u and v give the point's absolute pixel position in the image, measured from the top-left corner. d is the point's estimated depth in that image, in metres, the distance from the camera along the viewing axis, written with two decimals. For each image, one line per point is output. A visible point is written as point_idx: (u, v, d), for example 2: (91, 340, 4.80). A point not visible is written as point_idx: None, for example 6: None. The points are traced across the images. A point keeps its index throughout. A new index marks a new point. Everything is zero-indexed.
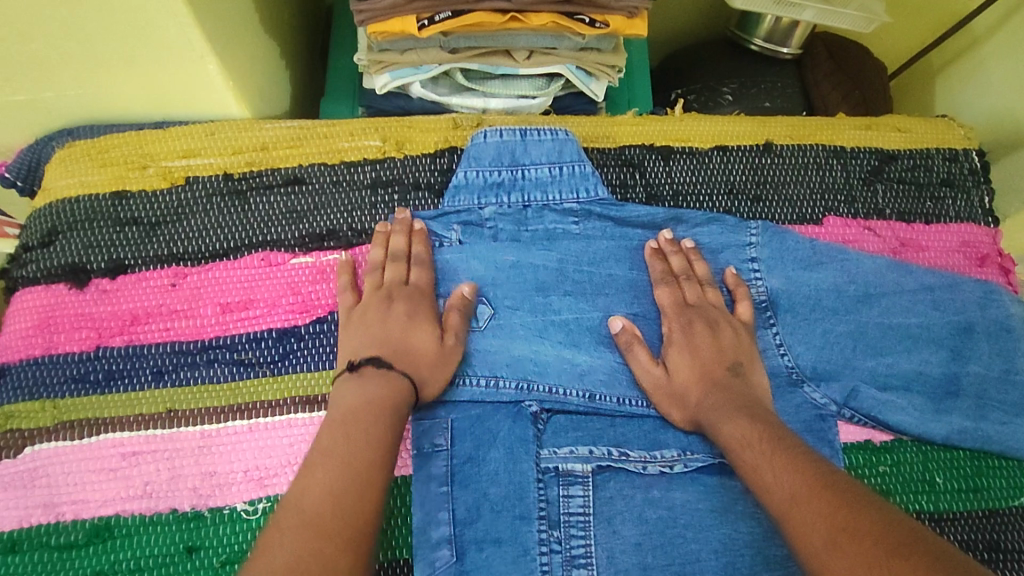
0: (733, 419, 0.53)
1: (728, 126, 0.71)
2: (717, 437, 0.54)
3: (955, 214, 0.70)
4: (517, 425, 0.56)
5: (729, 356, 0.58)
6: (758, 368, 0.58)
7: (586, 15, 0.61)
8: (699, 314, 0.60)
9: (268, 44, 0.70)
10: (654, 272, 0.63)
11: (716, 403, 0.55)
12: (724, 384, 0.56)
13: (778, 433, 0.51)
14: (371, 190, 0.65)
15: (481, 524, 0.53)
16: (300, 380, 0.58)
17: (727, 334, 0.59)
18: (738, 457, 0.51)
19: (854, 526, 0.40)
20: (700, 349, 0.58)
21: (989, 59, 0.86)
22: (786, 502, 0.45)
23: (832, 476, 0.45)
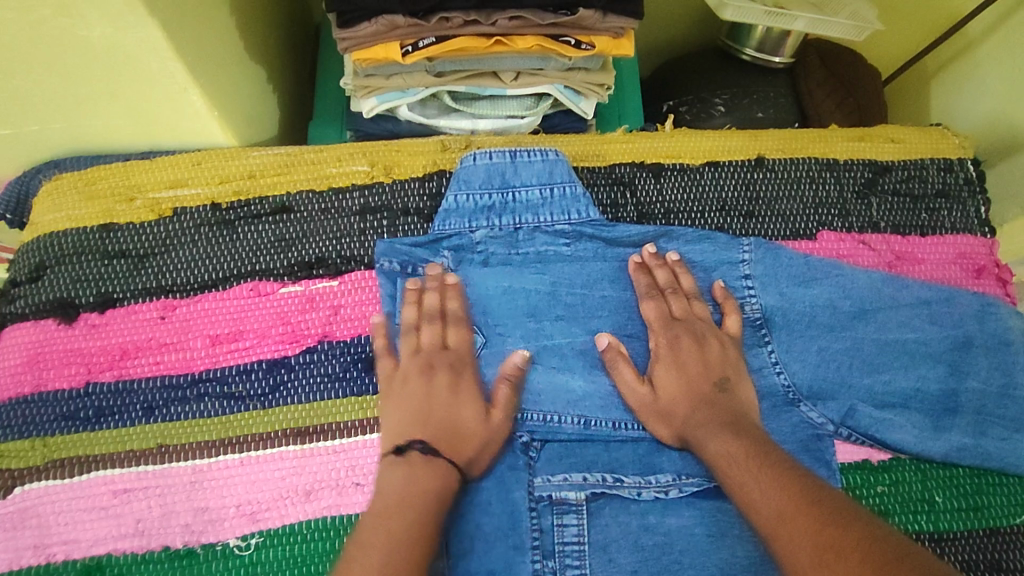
0: (722, 440, 0.52)
1: (720, 141, 0.71)
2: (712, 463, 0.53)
3: (951, 225, 0.69)
4: (510, 454, 0.56)
5: (715, 371, 0.57)
6: (745, 382, 0.58)
7: (572, 37, 0.60)
8: (685, 329, 0.59)
9: (254, 69, 0.69)
10: (639, 287, 0.62)
11: (709, 425, 0.54)
12: (711, 400, 0.56)
13: (771, 457, 0.50)
14: (360, 216, 0.65)
15: (475, 556, 0.53)
16: (291, 412, 0.58)
17: (714, 349, 0.59)
18: (724, 475, 0.51)
19: (838, 543, 0.41)
20: (687, 365, 0.58)
21: (984, 64, 0.85)
22: (773, 521, 0.45)
23: (816, 493, 0.45)
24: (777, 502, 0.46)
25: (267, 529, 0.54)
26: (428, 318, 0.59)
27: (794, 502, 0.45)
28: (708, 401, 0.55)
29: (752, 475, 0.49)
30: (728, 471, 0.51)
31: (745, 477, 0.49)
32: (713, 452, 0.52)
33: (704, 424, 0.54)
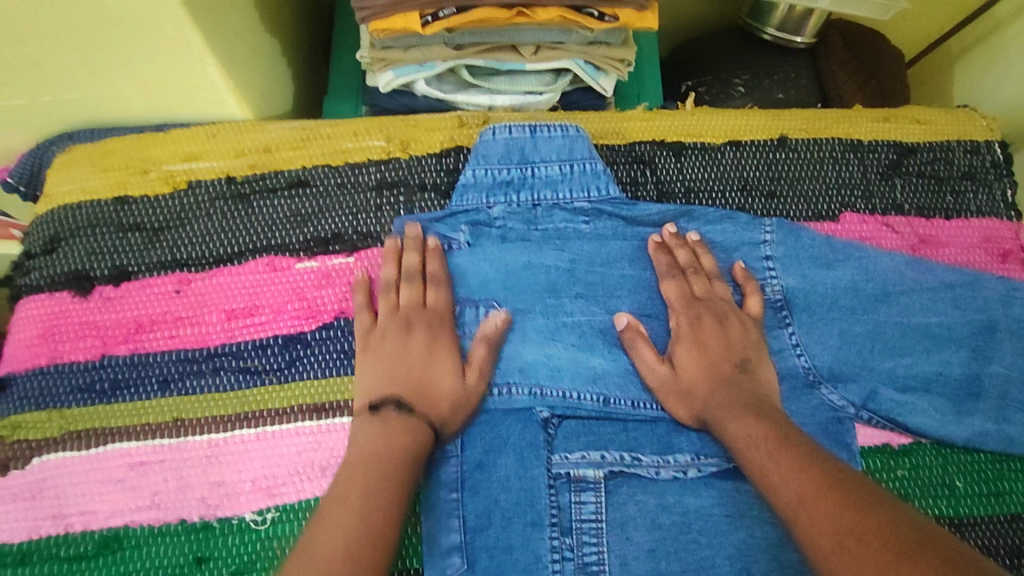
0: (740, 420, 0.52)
1: (742, 120, 0.69)
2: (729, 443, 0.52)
3: (977, 208, 0.68)
4: (527, 431, 0.55)
5: (737, 352, 0.57)
6: (766, 363, 0.57)
7: (596, 9, 0.59)
8: (708, 310, 0.59)
9: (269, 42, 0.68)
10: (659, 266, 0.61)
11: (730, 404, 0.53)
12: (732, 382, 0.55)
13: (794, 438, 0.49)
14: (376, 192, 0.64)
15: (492, 531, 0.53)
16: (307, 387, 0.57)
17: (735, 329, 0.58)
18: (745, 457, 0.50)
19: (861, 528, 0.40)
20: (708, 346, 0.57)
21: (1011, 46, 0.83)
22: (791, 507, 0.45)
23: (839, 475, 0.45)
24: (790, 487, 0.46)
25: (283, 503, 0.54)
26: (438, 316, 0.58)
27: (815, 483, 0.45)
28: (734, 381, 0.55)
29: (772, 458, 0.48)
30: (749, 455, 0.50)
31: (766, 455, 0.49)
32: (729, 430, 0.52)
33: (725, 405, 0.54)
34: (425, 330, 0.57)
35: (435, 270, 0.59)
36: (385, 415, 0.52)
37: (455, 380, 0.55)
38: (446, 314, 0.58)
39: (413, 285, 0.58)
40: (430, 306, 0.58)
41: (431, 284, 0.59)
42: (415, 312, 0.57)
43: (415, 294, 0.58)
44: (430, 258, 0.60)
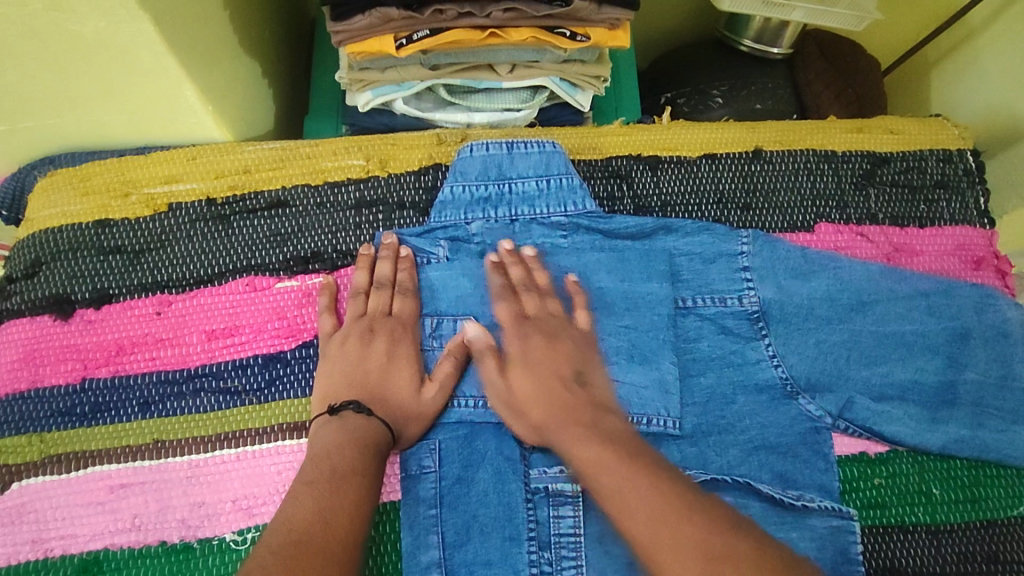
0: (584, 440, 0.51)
1: (717, 133, 0.70)
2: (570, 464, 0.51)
3: (950, 216, 0.68)
4: (505, 445, 0.56)
5: None
6: None
7: (567, 29, 0.59)
8: (536, 327, 0.58)
9: (248, 64, 0.69)
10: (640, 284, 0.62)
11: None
12: None
13: None
14: (355, 210, 0.65)
15: (471, 546, 0.53)
16: (287, 407, 0.58)
17: None
18: None
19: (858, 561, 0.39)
20: None
21: (985, 53, 0.85)
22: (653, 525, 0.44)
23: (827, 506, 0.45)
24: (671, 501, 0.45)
25: (263, 522, 0.54)
26: (403, 326, 0.59)
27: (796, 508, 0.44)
28: None
29: None
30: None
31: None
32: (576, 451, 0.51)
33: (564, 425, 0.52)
34: (387, 338, 0.58)
35: (405, 280, 0.60)
36: (345, 415, 0.53)
37: (412, 387, 0.56)
38: (410, 323, 0.59)
39: (382, 292, 0.60)
40: (395, 312, 0.59)
41: (398, 293, 0.60)
42: (380, 318, 0.59)
43: (381, 299, 0.60)
44: (401, 268, 0.61)
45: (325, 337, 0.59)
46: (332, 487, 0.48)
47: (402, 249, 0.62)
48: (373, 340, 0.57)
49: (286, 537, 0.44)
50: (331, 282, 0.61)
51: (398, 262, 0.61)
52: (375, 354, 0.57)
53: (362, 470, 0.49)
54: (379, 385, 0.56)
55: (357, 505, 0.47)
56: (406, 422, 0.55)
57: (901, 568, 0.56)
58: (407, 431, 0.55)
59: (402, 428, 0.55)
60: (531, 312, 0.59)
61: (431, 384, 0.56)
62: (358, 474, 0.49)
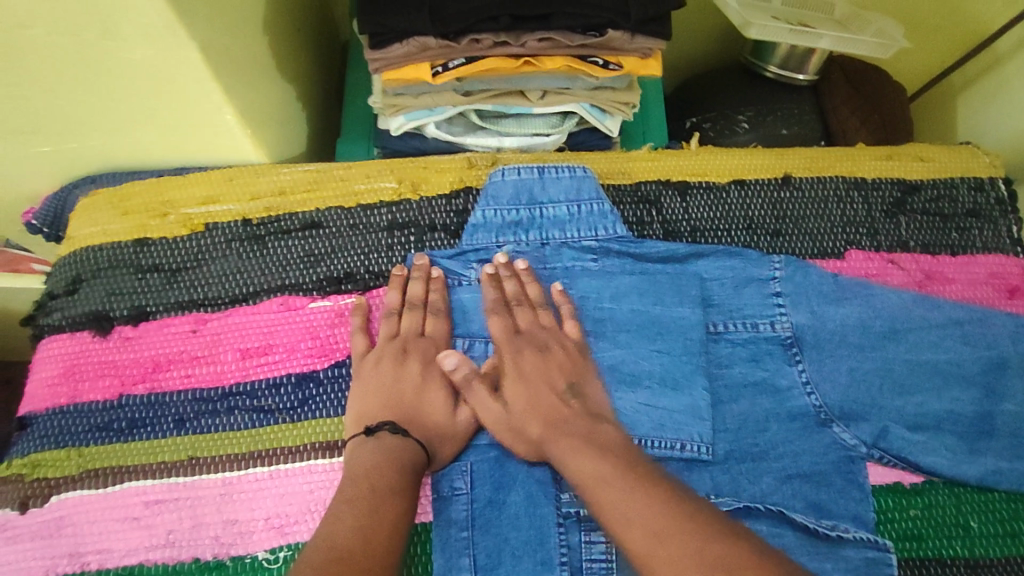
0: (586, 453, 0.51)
1: (746, 159, 0.71)
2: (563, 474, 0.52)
3: (983, 244, 0.68)
4: (536, 468, 0.56)
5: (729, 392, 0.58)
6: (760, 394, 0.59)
7: (599, 58, 0.60)
8: (527, 340, 0.59)
9: (284, 88, 0.71)
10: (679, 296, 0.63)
11: (562, 435, 0.53)
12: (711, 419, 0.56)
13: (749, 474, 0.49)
14: (388, 232, 0.66)
15: (502, 570, 0.53)
16: (320, 426, 0.58)
17: None
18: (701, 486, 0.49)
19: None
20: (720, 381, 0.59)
21: (1014, 79, 0.86)
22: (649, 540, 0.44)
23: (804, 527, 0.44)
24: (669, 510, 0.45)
25: (295, 542, 0.54)
26: (435, 347, 0.60)
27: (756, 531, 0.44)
28: None
29: None
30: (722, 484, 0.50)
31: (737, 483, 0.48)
32: (572, 462, 0.51)
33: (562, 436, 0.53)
34: (419, 358, 0.59)
35: (436, 300, 0.61)
36: (380, 436, 0.53)
37: (445, 406, 0.57)
38: (441, 343, 0.60)
39: (414, 313, 0.61)
40: (428, 333, 0.60)
41: (430, 314, 0.61)
42: (413, 339, 0.60)
43: (413, 320, 0.60)
44: (433, 288, 0.62)
45: (359, 357, 0.60)
46: (369, 505, 0.48)
47: (433, 270, 0.62)
48: (406, 361, 0.58)
49: (328, 555, 0.44)
50: (364, 302, 0.62)
51: (430, 283, 0.62)
52: (407, 375, 0.58)
53: (399, 490, 0.50)
54: (412, 407, 0.56)
55: (394, 524, 0.48)
56: (440, 443, 0.55)
57: None
58: (442, 449, 0.55)
59: (436, 448, 0.55)
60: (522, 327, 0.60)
61: (464, 406, 0.57)
62: (390, 496, 0.49)
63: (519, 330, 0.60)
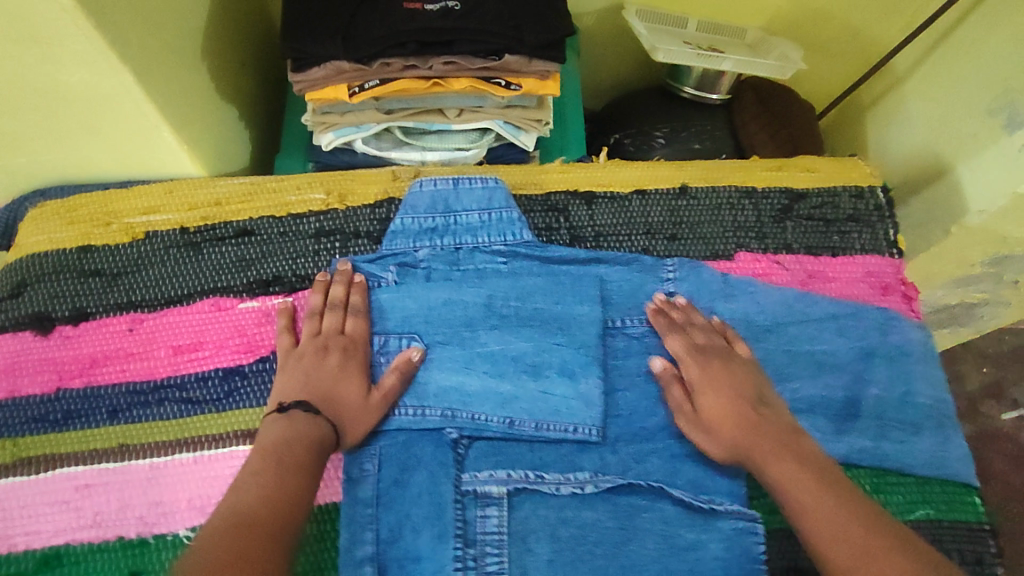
0: (781, 460, 0.56)
1: (648, 171, 0.77)
2: (763, 477, 0.57)
3: (861, 246, 0.74)
4: (438, 450, 0.61)
5: (752, 392, 0.62)
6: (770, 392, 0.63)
7: (502, 79, 0.65)
8: (714, 356, 0.64)
9: (224, 107, 0.77)
10: (660, 327, 0.67)
11: (759, 442, 0.58)
12: (755, 421, 0.60)
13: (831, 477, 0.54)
14: (314, 239, 0.71)
15: (403, 543, 0.58)
16: (244, 415, 0.64)
17: (738, 371, 0.63)
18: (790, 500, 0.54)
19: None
20: (726, 386, 0.62)
21: (909, 96, 1.00)
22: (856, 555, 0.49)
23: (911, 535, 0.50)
24: (856, 522, 0.50)
25: None
26: (353, 344, 0.64)
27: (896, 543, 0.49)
28: (763, 418, 0.60)
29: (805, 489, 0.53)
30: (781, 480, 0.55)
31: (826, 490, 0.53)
32: (774, 469, 0.56)
33: (758, 442, 0.58)
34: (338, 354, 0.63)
35: (356, 302, 0.66)
36: (292, 415, 0.57)
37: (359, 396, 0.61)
38: (361, 340, 0.65)
39: (334, 313, 0.65)
40: (348, 331, 0.64)
41: (350, 313, 0.65)
42: (333, 336, 0.64)
43: (334, 319, 0.65)
44: (353, 291, 0.66)
45: (284, 353, 0.64)
46: (274, 475, 0.53)
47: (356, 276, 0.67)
48: (326, 356, 0.62)
49: (233, 517, 0.49)
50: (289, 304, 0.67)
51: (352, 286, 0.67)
52: (327, 366, 0.62)
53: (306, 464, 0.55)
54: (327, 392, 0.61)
55: (296, 492, 0.53)
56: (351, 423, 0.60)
57: (804, 567, 0.61)
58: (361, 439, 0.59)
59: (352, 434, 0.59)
60: (701, 343, 0.65)
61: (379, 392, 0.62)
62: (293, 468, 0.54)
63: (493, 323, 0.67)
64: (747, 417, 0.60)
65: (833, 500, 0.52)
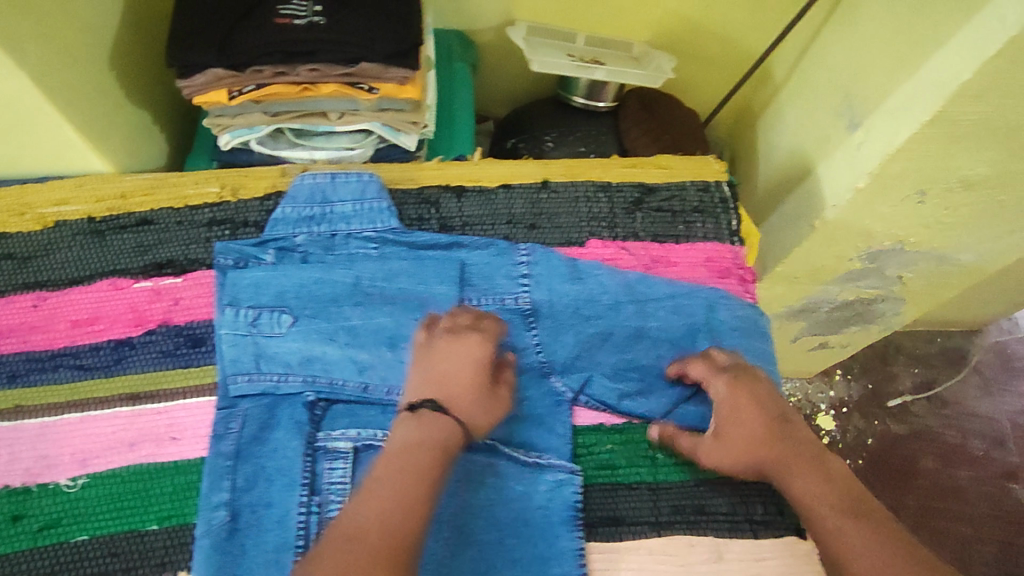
0: (810, 472, 0.62)
1: (515, 168, 0.85)
2: (787, 490, 0.63)
3: (704, 234, 0.82)
4: (295, 411, 0.69)
5: (779, 409, 0.66)
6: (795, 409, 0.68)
7: (367, 85, 0.73)
8: (740, 377, 0.68)
9: (133, 110, 0.85)
10: (702, 370, 0.70)
11: (794, 457, 0.63)
12: (787, 434, 0.65)
13: (845, 488, 0.60)
14: (207, 227, 0.80)
15: (255, 491, 0.66)
16: (129, 380, 0.72)
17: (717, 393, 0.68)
18: (815, 513, 0.60)
19: None
20: (740, 416, 0.66)
21: (784, 105, 1.08)
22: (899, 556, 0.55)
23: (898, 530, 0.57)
24: (864, 526, 0.57)
25: (92, 472, 0.67)
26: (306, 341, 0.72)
27: (881, 535, 0.56)
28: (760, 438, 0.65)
29: (829, 505, 0.60)
30: (805, 495, 0.61)
31: (825, 495, 0.60)
32: (795, 483, 0.62)
33: (790, 457, 0.63)
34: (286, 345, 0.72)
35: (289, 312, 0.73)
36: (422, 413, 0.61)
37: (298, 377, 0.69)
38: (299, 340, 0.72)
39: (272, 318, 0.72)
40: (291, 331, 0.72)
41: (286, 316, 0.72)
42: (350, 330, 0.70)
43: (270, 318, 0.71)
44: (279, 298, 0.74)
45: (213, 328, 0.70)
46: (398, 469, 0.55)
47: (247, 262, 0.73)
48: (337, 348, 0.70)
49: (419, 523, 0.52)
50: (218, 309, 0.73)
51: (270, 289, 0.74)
52: None
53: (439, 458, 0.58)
54: None
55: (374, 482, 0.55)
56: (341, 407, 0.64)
57: (620, 516, 0.68)
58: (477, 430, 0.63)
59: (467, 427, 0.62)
60: (722, 365, 0.70)
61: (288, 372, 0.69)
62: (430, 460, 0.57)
63: (358, 300, 0.75)
64: (775, 430, 0.65)
65: (862, 516, 0.58)
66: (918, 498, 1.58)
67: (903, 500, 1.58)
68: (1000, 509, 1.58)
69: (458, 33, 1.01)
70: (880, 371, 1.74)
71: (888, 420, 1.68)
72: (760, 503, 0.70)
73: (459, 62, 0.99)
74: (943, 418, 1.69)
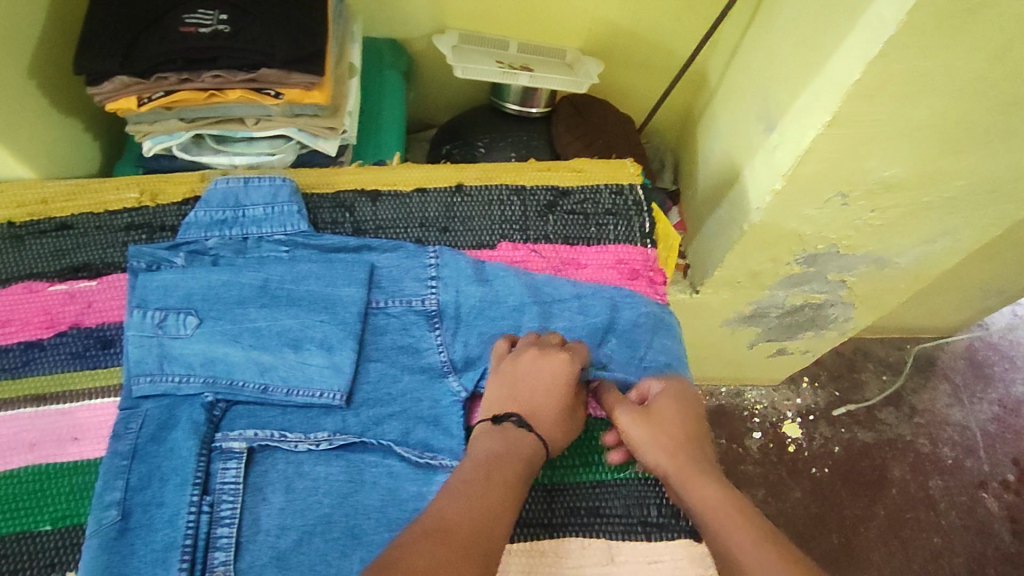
0: (707, 485, 0.61)
1: (431, 173, 0.86)
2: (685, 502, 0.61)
3: (616, 237, 0.84)
4: (193, 411, 0.69)
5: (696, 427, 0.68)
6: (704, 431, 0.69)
7: (272, 90, 0.76)
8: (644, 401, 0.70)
9: (61, 120, 0.85)
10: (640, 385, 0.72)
11: (692, 469, 0.63)
12: (696, 450, 0.65)
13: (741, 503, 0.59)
14: (125, 231, 0.81)
15: (149, 491, 0.65)
16: (34, 381, 0.73)
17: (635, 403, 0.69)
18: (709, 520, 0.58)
19: None
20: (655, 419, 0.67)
21: (716, 110, 1.11)
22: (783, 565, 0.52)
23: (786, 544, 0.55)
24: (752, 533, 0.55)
25: None
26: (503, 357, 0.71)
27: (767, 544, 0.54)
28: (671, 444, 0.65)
29: (719, 513, 0.58)
30: (702, 504, 0.60)
31: (719, 505, 0.59)
32: (692, 492, 0.61)
33: (690, 468, 0.63)
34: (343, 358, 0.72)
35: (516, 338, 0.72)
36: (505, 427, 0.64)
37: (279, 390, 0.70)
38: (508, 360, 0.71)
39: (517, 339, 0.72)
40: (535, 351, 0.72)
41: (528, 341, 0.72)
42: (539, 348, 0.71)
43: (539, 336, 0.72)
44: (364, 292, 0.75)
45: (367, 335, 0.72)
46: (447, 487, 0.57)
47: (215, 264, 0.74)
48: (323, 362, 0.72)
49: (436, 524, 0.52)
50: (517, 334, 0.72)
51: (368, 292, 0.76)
52: None
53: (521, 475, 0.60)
54: None
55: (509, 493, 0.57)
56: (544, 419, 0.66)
57: (514, 518, 0.68)
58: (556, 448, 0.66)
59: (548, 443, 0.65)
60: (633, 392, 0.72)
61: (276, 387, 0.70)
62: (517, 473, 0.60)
63: (264, 301, 0.75)
64: (686, 445, 0.65)
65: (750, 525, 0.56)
66: (888, 508, 1.47)
67: (869, 511, 1.47)
68: (971, 518, 1.48)
69: (390, 43, 1.05)
70: (848, 377, 1.64)
71: (856, 428, 1.57)
72: (656, 504, 0.71)
73: (389, 70, 1.02)
74: (913, 426, 1.59)
